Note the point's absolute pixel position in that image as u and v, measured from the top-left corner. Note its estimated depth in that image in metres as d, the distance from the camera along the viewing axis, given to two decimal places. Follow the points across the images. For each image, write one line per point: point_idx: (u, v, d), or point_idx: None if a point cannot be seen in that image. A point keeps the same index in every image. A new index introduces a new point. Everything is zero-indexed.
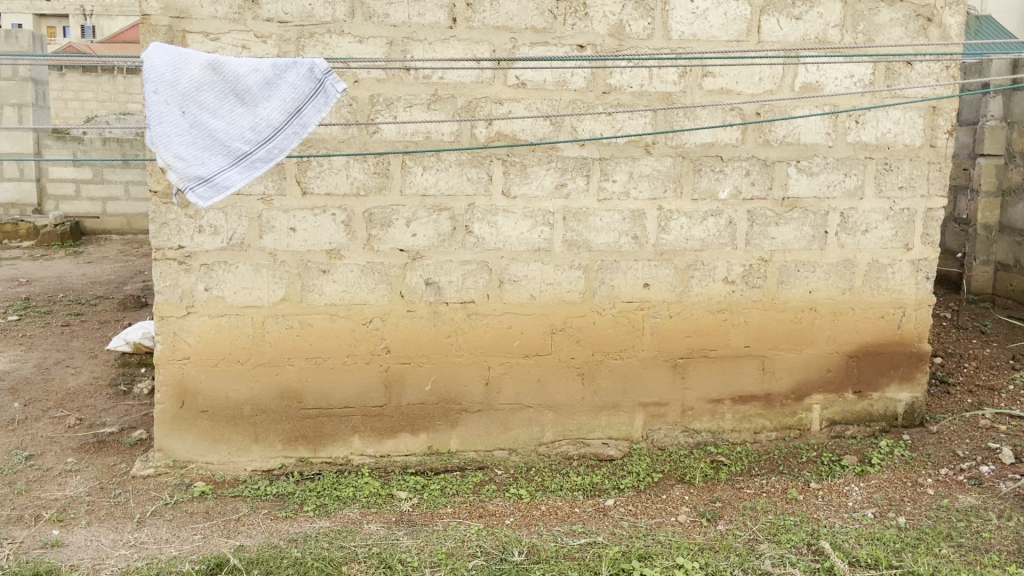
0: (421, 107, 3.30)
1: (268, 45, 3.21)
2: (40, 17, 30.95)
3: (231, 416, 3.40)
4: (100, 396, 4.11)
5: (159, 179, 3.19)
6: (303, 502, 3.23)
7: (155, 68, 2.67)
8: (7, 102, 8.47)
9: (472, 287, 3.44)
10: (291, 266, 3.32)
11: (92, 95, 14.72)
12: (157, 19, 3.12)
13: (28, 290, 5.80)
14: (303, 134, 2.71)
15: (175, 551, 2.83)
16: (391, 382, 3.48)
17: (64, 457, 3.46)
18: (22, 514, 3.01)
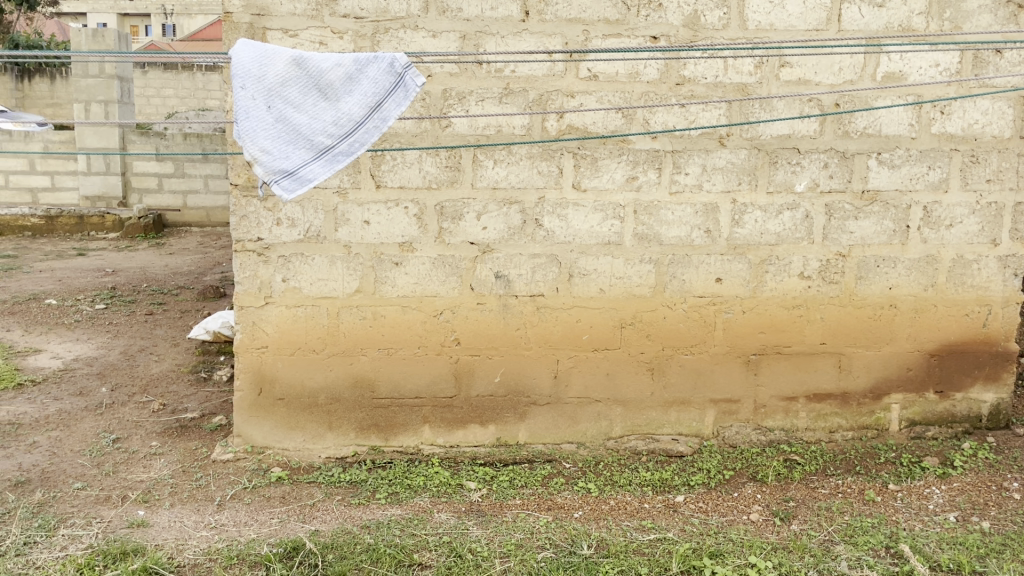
0: (493, 100, 3.32)
1: (345, 40, 3.26)
2: (124, 17, 32.14)
3: (306, 404, 3.49)
4: (182, 382, 4.26)
5: (240, 173, 3.29)
6: (376, 490, 3.29)
7: (243, 64, 2.74)
8: (95, 99, 8.80)
9: (541, 280, 3.45)
10: (364, 258, 3.38)
11: (173, 91, 15.26)
12: (239, 16, 3.21)
13: (115, 280, 6.04)
14: (383, 128, 2.76)
15: (254, 534, 2.92)
16: (461, 374, 3.51)
17: (149, 441, 3.60)
18: (110, 495, 3.14)
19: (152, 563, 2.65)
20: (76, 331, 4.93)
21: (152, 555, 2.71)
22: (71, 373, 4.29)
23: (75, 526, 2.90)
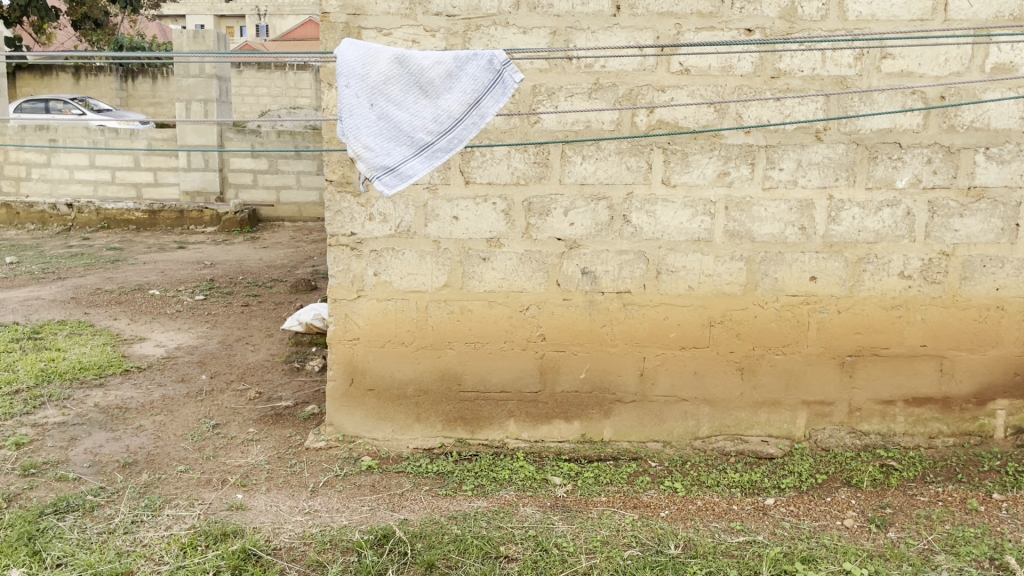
0: (582, 96, 3.31)
1: (437, 38, 3.31)
2: (220, 18, 33.37)
3: (395, 396, 3.56)
4: (276, 372, 4.41)
5: (335, 170, 3.38)
6: (462, 482, 3.33)
7: (348, 63, 2.81)
8: (195, 98, 9.13)
9: (629, 277, 3.42)
10: (453, 253, 3.43)
11: (266, 90, 15.79)
12: (336, 16, 3.29)
13: (213, 272, 6.29)
14: (481, 125, 2.80)
15: (346, 521, 2.99)
16: (546, 369, 3.52)
17: (246, 427, 3.74)
18: (211, 478, 3.28)
19: (250, 545, 2.76)
20: (178, 320, 5.16)
21: (251, 537, 2.82)
22: (173, 361, 4.49)
23: (179, 506, 3.04)
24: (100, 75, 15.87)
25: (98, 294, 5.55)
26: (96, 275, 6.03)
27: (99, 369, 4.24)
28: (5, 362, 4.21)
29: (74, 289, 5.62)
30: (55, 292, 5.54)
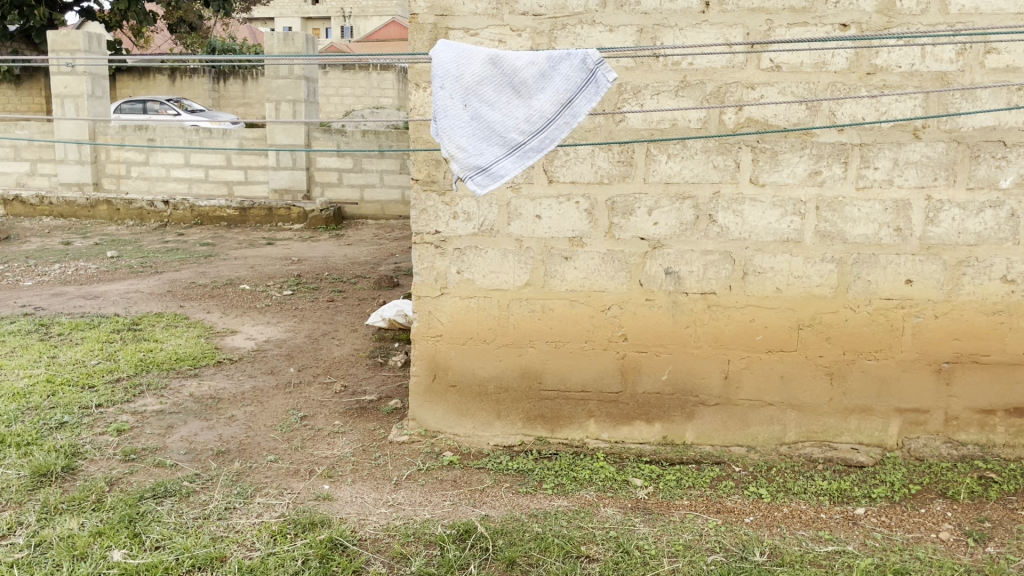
0: (669, 94, 3.28)
1: (523, 38, 3.32)
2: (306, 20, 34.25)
3: (476, 392, 3.59)
4: (361, 366, 4.50)
5: (421, 169, 3.44)
6: (543, 480, 3.33)
7: (443, 64, 2.84)
8: (284, 99, 9.36)
9: (714, 277, 3.37)
10: (535, 252, 3.44)
11: (350, 90, 16.14)
12: (424, 17, 3.35)
13: (300, 268, 6.46)
14: (574, 124, 2.80)
15: (429, 515, 3.04)
16: (628, 370, 3.50)
17: (333, 420, 3.83)
18: (299, 468, 3.37)
19: (337, 535, 2.83)
20: (268, 314, 5.33)
21: (337, 527, 2.89)
22: (263, 354, 4.63)
23: (269, 495, 3.14)
24: (194, 77, 16.50)
25: (192, 288, 5.77)
26: (190, 269, 6.27)
27: (194, 360, 4.41)
28: (107, 352, 4.42)
29: (170, 283, 5.86)
30: (153, 285, 5.79)
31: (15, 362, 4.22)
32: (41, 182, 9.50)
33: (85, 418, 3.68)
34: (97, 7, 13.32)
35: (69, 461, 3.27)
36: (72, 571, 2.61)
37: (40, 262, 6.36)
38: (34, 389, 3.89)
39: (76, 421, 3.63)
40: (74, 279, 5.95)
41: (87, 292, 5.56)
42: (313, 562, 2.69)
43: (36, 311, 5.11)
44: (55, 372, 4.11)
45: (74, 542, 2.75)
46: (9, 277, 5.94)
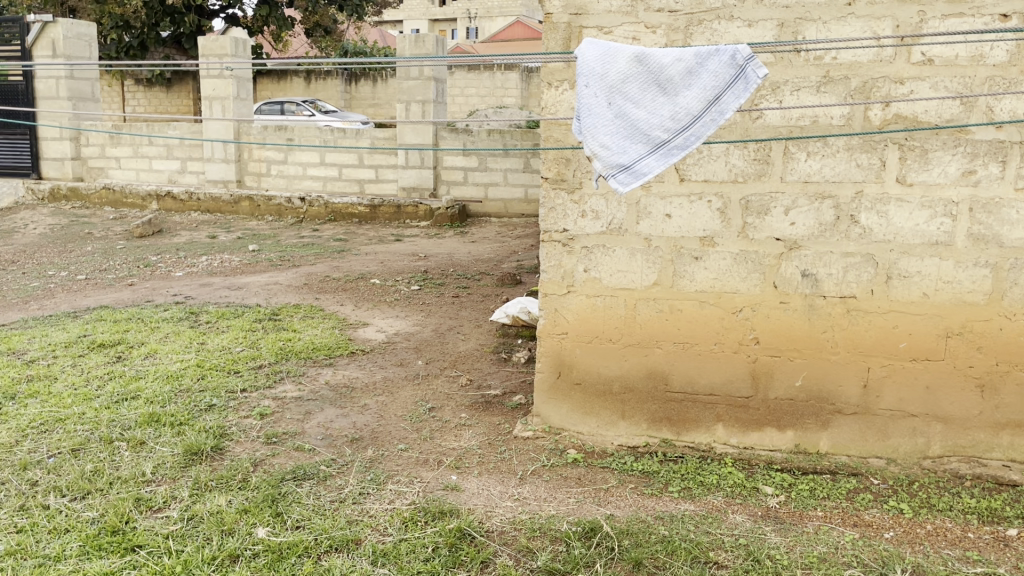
0: (810, 90, 3.17)
1: (657, 35, 3.29)
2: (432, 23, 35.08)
3: (601, 391, 3.58)
4: (486, 361, 4.58)
5: (550, 167, 3.46)
6: (669, 482, 3.29)
7: (588, 63, 2.86)
8: (414, 99, 9.57)
9: (854, 280, 3.23)
10: (664, 252, 3.39)
11: (474, 90, 16.44)
12: (558, 16, 3.37)
13: (426, 264, 6.63)
14: (720, 121, 2.76)
15: (554, 511, 3.06)
16: (759, 375, 3.40)
17: (459, 412, 3.91)
18: (428, 458, 3.46)
19: (465, 525, 2.89)
20: (396, 308, 5.50)
21: (466, 517, 2.96)
22: (393, 346, 4.79)
23: (400, 482, 3.24)
24: (328, 79, 17.20)
25: (326, 281, 6.02)
26: (325, 264, 6.55)
27: (329, 350, 4.61)
28: (250, 340, 4.68)
29: (306, 276, 6.13)
30: (290, 278, 6.08)
31: (169, 347, 4.54)
32: (190, 180, 10.08)
33: (231, 401, 3.91)
34: (241, 13, 14.10)
35: (218, 442, 3.49)
36: (221, 544, 2.78)
37: (190, 254, 6.80)
38: (185, 372, 4.18)
39: (223, 404, 3.87)
40: (220, 270, 6.33)
41: (232, 283, 5.90)
42: (443, 549, 2.77)
43: (187, 300, 5.47)
44: (204, 358, 4.39)
45: (223, 518, 2.93)
46: (163, 268, 6.38)
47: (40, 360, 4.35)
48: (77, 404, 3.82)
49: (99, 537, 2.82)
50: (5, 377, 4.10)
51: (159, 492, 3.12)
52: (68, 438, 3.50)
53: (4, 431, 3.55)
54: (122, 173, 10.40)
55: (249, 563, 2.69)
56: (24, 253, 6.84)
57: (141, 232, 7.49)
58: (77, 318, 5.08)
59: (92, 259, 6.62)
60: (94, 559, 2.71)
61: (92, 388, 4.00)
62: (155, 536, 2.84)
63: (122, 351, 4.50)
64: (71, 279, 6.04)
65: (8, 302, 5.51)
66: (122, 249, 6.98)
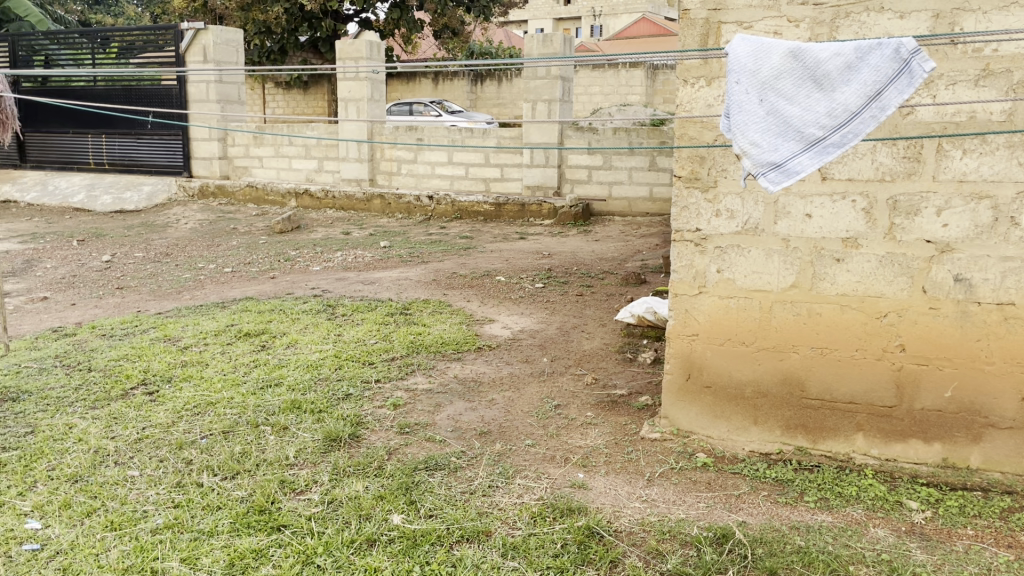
0: (967, 84, 2.99)
1: (800, 29, 3.18)
2: (559, 21, 35.02)
3: (733, 395, 3.51)
4: (611, 360, 4.56)
5: (684, 165, 3.41)
6: (804, 492, 3.17)
7: (740, 59, 2.82)
8: (540, 98, 9.62)
9: (1013, 287, 3.03)
10: (803, 253, 3.28)
11: (600, 89, 16.46)
12: (696, 12, 3.32)
13: (550, 262, 6.66)
14: (882, 117, 2.63)
15: (684, 514, 3.01)
16: (904, 383, 3.24)
17: (585, 411, 3.92)
18: (555, 455, 3.48)
19: (594, 524, 2.90)
20: (521, 305, 5.56)
21: (594, 516, 2.96)
22: (518, 342, 4.84)
23: (528, 477, 3.28)
24: (455, 80, 17.58)
25: (454, 277, 6.15)
26: (452, 260, 6.69)
27: (457, 345, 4.71)
28: (383, 333, 4.85)
29: (434, 272, 6.29)
30: (419, 274, 6.25)
31: (309, 337, 4.77)
32: (326, 178, 10.52)
33: (366, 391, 4.07)
34: (374, 17, 14.58)
35: (355, 429, 3.64)
36: (360, 529, 2.90)
37: (326, 249, 7.09)
38: (324, 362, 4.39)
39: (359, 394, 4.03)
40: (354, 266, 6.57)
41: (365, 278, 6.12)
42: (572, 546, 2.78)
43: (324, 293, 5.71)
44: (340, 349, 4.58)
45: (360, 503, 3.06)
46: (301, 263, 6.69)
47: (192, 347, 4.65)
48: (226, 389, 4.08)
49: (248, 516, 3.00)
50: (163, 362, 4.41)
51: (301, 475, 3.28)
52: (218, 420, 3.74)
53: (163, 412, 3.83)
54: (263, 172, 10.97)
55: (385, 548, 2.79)
56: (177, 247, 7.32)
57: (281, 228, 7.88)
58: (225, 308, 5.41)
59: (238, 253, 7.02)
60: (243, 536, 2.88)
61: (239, 374, 4.26)
62: (298, 516, 2.99)
63: (266, 340, 4.76)
64: (218, 272, 6.42)
65: (164, 292, 5.91)
66: (264, 244, 7.37)
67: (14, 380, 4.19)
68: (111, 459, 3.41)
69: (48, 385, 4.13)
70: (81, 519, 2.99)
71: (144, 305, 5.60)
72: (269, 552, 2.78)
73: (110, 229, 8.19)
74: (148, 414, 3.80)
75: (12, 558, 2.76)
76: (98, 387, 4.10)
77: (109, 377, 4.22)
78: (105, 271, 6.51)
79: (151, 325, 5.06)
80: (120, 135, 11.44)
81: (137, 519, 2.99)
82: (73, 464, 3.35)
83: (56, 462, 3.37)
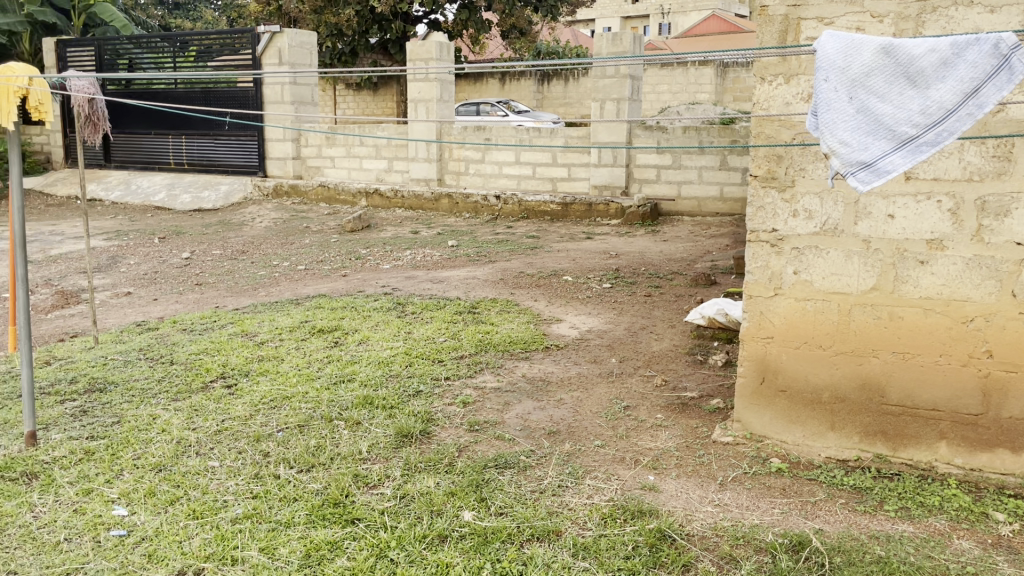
0: None
1: (884, 24, 3.09)
2: (627, 20, 34.72)
3: (809, 400, 3.43)
4: (680, 362, 4.51)
5: (760, 165, 3.36)
6: (884, 500, 3.09)
7: (829, 56, 2.75)
8: (609, 98, 9.57)
9: None
10: (885, 255, 3.19)
11: (667, 88, 16.51)
12: (775, 9, 3.28)
13: (618, 262, 6.63)
14: (979, 115, 2.55)
15: (758, 520, 2.96)
16: (991, 391, 3.12)
17: (654, 413, 3.88)
18: (624, 456, 3.46)
19: (666, 527, 2.87)
20: (589, 305, 5.54)
21: (666, 519, 2.93)
22: (586, 342, 4.83)
23: (598, 478, 3.26)
24: (522, 80, 17.67)
25: (521, 277, 6.17)
26: (519, 260, 6.70)
27: (525, 344, 4.72)
28: (452, 331, 4.89)
29: (502, 271, 6.32)
30: (487, 273, 6.29)
31: (380, 334, 4.84)
32: (395, 178, 10.66)
33: (436, 388, 4.11)
34: (442, 19, 14.72)
35: (425, 426, 3.68)
36: (431, 524, 2.94)
37: (396, 248, 7.19)
38: (395, 358, 4.45)
39: (429, 391, 4.07)
40: (423, 264, 6.65)
41: (434, 277, 6.19)
42: (644, 549, 2.76)
43: (394, 291, 5.80)
44: (411, 346, 4.64)
45: (432, 499, 3.09)
46: (371, 261, 6.80)
47: (268, 342, 4.78)
48: (301, 383, 4.17)
49: (323, 508, 3.06)
50: (241, 356, 4.54)
51: (374, 470, 3.34)
52: (294, 414, 3.83)
53: (241, 405, 3.94)
54: (334, 172, 11.18)
55: (457, 544, 2.82)
56: (253, 245, 7.52)
57: (352, 227, 8.02)
58: (299, 305, 5.53)
59: (311, 251, 7.18)
60: (318, 527, 2.94)
61: (313, 369, 4.35)
62: (371, 510, 3.04)
63: (339, 336, 4.85)
64: (292, 269, 6.57)
65: (240, 289, 6.08)
66: (335, 242, 7.51)
67: (101, 371, 4.37)
68: (193, 450, 3.52)
69: (133, 377, 4.29)
70: (165, 507, 3.09)
71: (222, 301, 5.77)
72: (344, 544, 2.83)
73: (189, 227, 8.46)
74: (227, 407, 3.92)
75: (101, 542, 2.88)
76: (179, 380, 4.24)
77: (190, 370, 4.37)
78: (185, 268, 6.73)
79: (228, 321, 5.21)
80: (199, 136, 11.84)
81: (217, 508, 3.08)
82: (157, 453, 3.48)
83: (141, 451, 3.50)
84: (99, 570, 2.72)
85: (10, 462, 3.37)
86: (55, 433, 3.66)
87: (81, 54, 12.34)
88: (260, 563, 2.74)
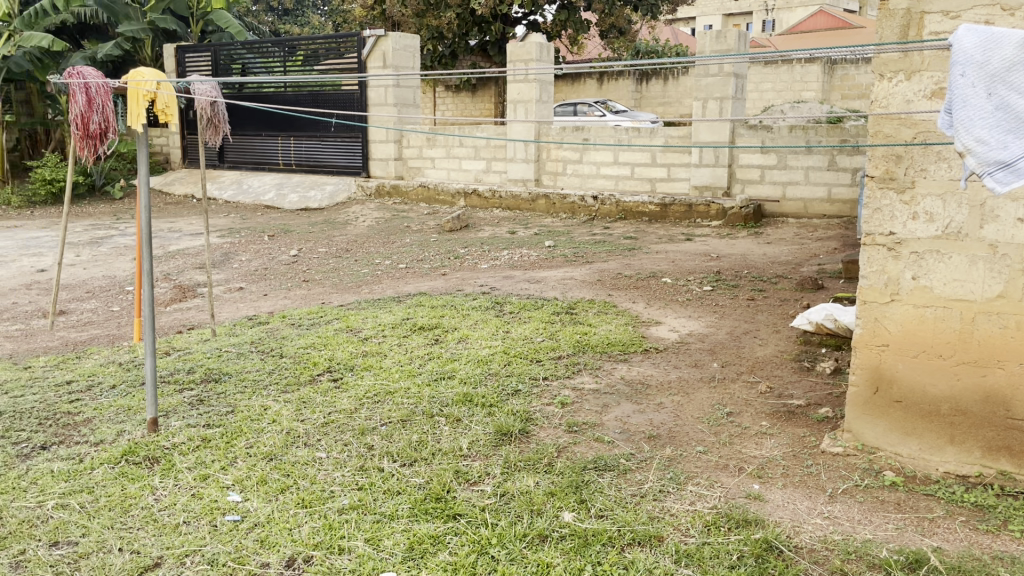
0: None
1: (1016, 17, 2.92)
2: (729, 16, 33.98)
3: (927, 412, 3.28)
4: (786, 368, 4.38)
5: (877, 165, 3.23)
6: (1008, 520, 2.91)
7: (965, 51, 2.61)
8: (712, 97, 9.39)
9: None
10: (1013, 261, 3.01)
11: (771, 85, 16.06)
12: (896, 3, 3.14)
13: (719, 264, 6.49)
14: None
15: (870, 535, 2.85)
16: None
17: (759, 420, 3.78)
18: (728, 463, 3.38)
19: (773, 537, 2.79)
20: (689, 308, 5.45)
21: (773, 529, 2.85)
22: (687, 346, 4.74)
23: (700, 485, 3.20)
24: (621, 80, 17.55)
25: (620, 278, 6.12)
26: (618, 261, 6.65)
27: (624, 346, 4.68)
28: (550, 331, 4.90)
29: (600, 272, 6.28)
30: (585, 274, 6.26)
31: (479, 333, 4.89)
32: (493, 178, 10.76)
33: (535, 388, 4.12)
34: (541, 19, 14.76)
35: (525, 425, 3.70)
36: (532, 523, 2.95)
37: (493, 248, 7.25)
38: (494, 357, 4.49)
39: (527, 390, 4.09)
40: (521, 264, 6.68)
41: (532, 277, 6.21)
42: (749, 559, 2.69)
43: (492, 290, 5.84)
44: (509, 345, 4.67)
45: (532, 498, 3.10)
46: (470, 260, 6.87)
47: (372, 338, 4.90)
48: (403, 379, 4.26)
49: (425, 502, 3.12)
50: (346, 351, 4.67)
51: (475, 467, 3.37)
52: (397, 409, 3.91)
53: (347, 398, 4.05)
54: (434, 172, 11.37)
55: (557, 544, 2.82)
56: (356, 243, 7.72)
57: (451, 227, 8.14)
58: (400, 302, 5.65)
59: (411, 250, 7.32)
60: (421, 521, 2.99)
61: (415, 365, 4.44)
62: (472, 507, 3.07)
63: (439, 334, 4.93)
64: (393, 268, 6.72)
65: (345, 286, 6.25)
66: (435, 242, 7.63)
67: (217, 363, 4.57)
68: (302, 440, 3.65)
69: (245, 368, 4.48)
70: (276, 495, 3.21)
71: (327, 297, 5.94)
72: (446, 539, 2.87)
73: (296, 226, 8.76)
74: (333, 400, 4.04)
75: (217, 526, 3.01)
76: (288, 373, 4.40)
77: (298, 364, 4.52)
78: (292, 265, 6.97)
79: (334, 317, 5.37)
80: (306, 137, 12.28)
81: (324, 498, 3.18)
82: (268, 443, 3.62)
83: (253, 441, 3.64)
84: (215, 553, 2.84)
85: (134, 446, 3.56)
86: (175, 420, 3.85)
87: (198, 60, 12.96)
88: (365, 554, 2.80)
